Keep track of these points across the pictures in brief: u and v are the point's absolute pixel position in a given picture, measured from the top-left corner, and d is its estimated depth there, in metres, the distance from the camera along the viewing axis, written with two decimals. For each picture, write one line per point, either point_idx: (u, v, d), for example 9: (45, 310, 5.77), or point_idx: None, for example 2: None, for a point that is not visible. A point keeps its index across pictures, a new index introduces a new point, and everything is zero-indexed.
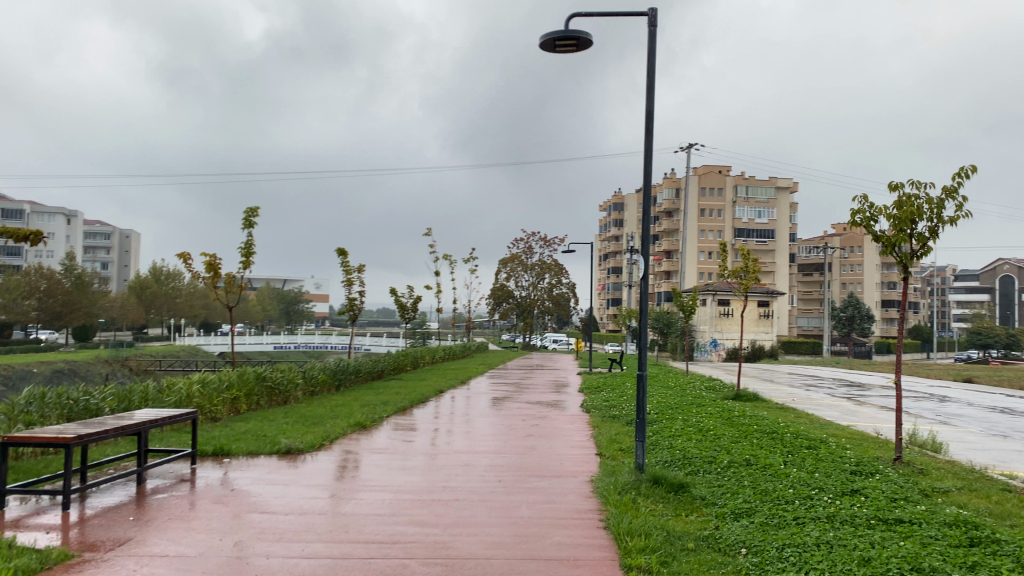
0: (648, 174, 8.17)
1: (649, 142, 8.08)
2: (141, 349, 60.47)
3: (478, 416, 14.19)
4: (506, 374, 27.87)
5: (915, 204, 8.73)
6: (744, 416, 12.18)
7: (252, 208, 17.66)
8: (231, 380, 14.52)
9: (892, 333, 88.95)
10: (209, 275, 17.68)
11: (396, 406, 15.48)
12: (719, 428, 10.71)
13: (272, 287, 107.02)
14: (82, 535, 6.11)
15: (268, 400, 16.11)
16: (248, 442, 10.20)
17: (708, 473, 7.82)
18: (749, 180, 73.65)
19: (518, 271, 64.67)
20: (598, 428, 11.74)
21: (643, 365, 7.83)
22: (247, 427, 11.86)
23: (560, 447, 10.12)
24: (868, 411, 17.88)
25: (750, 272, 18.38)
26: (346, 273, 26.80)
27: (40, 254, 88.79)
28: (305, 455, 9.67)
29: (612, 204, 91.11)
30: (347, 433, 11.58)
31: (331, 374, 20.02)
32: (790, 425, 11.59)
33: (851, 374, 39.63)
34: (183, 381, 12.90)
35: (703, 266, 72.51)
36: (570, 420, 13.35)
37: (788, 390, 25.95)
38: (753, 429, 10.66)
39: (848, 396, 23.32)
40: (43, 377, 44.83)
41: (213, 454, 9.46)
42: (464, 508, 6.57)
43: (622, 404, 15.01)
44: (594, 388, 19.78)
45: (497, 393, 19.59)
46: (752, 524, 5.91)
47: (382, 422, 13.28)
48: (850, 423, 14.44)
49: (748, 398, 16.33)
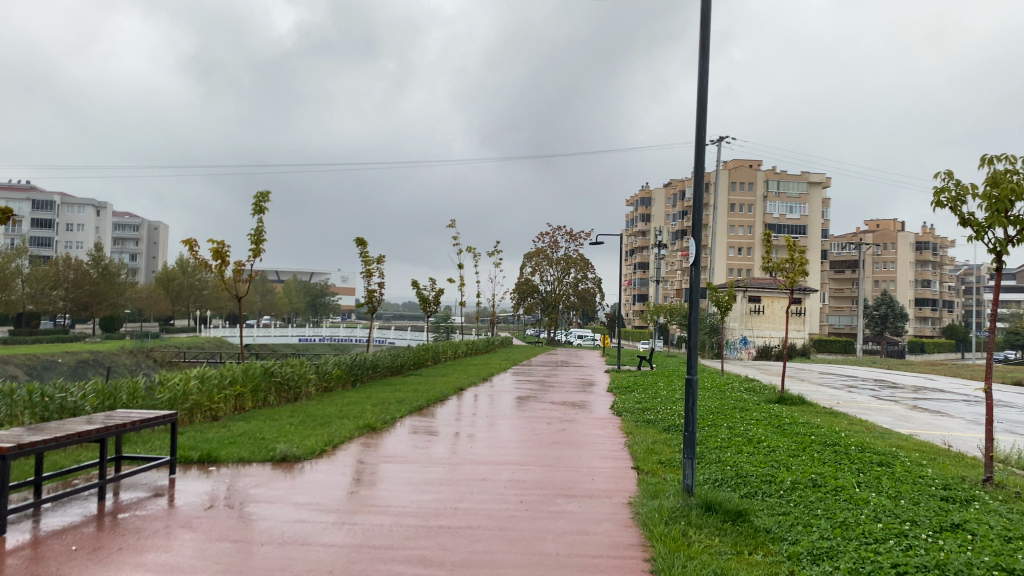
0: (701, 142, 6.84)
1: (702, 106, 6.83)
2: (166, 340, 60.07)
3: (501, 418, 12.99)
4: (530, 372, 26.62)
5: (1017, 179, 7.44)
6: (795, 424, 10.91)
7: (262, 194, 16.63)
8: (234, 375, 13.47)
9: (926, 332, 86.63)
10: (216, 265, 16.70)
11: (412, 406, 14.35)
12: (771, 438, 9.47)
13: (298, 279, 106.69)
14: (10, 566, 5.00)
15: (276, 397, 15.09)
16: (243, 448, 9.11)
17: (769, 498, 6.57)
18: (782, 174, 71.67)
19: (543, 265, 63.43)
20: (634, 436, 10.51)
21: (693, 367, 6.55)
22: (245, 429, 10.76)
23: (590, 457, 8.95)
24: (923, 417, 16.52)
25: (797, 266, 16.98)
26: (365, 264, 25.78)
27: (70, 244, 88.83)
28: (302, 463, 8.56)
29: (641, 198, 89.64)
30: (354, 437, 10.45)
31: (346, 369, 18.94)
32: (850, 435, 10.29)
33: (889, 374, 37.96)
34: (180, 375, 11.90)
35: (734, 263, 71.08)
36: (599, 425, 12.10)
37: (832, 391, 24.48)
38: (811, 440, 9.39)
39: (893, 399, 21.88)
40: (67, 368, 44.36)
41: (198, 462, 8.42)
42: (477, 541, 5.41)
43: (657, 407, 13.77)
44: (623, 389, 18.56)
45: (522, 392, 18.44)
46: (836, 571, 4.71)
47: (396, 423, 12.17)
48: (909, 431, 13.10)
49: (794, 402, 14.97)
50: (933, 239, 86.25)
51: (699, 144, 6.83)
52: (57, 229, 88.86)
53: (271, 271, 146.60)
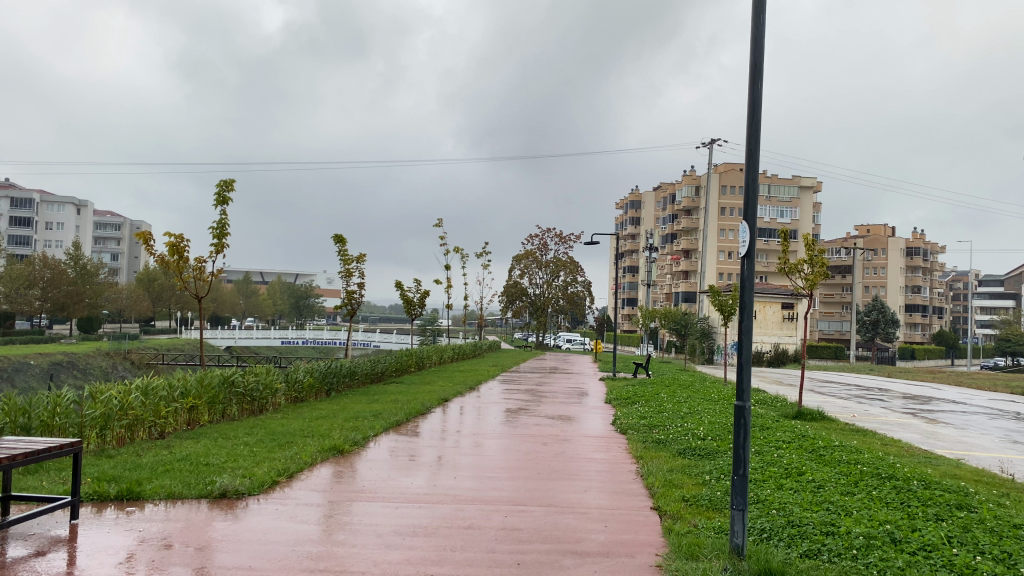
0: (755, 101, 5.36)
1: (755, 61, 5.40)
2: (145, 342, 58.03)
3: (490, 437, 11.45)
4: (521, 379, 24.95)
5: None
6: (830, 448, 9.42)
7: (227, 181, 14.96)
8: (188, 386, 11.85)
9: (916, 338, 85.94)
10: (172, 261, 15.05)
11: (390, 420, 12.83)
12: (813, 469, 7.90)
13: (283, 281, 104.30)
14: None
15: (238, 409, 13.44)
16: (180, 479, 7.50)
17: (841, 561, 5.05)
18: (772, 178, 70.39)
19: (532, 268, 61.95)
20: (644, 462, 9.01)
21: (744, 392, 5.05)
22: (188, 451, 9.15)
23: (595, 493, 7.43)
24: (952, 434, 15.14)
25: (817, 268, 15.50)
26: (344, 263, 24.18)
27: (48, 243, 86.25)
28: (246, 501, 6.95)
29: (630, 202, 88.77)
30: (316, 462, 8.89)
31: (320, 377, 17.33)
32: (900, 464, 8.72)
33: (888, 382, 36.64)
34: (119, 386, 10.30)
35: (723, 267, 69.99)
36: (602, 447, 10.55)
37: (841, 401, 22.89)
38: (864, 472, 7.77)
39: (907, 411, 20.58)
40: (40, 371, 42.28)
41: (115, 499, 6.81)
42: None
43: (667, 423, 12.25)
44: (622, 399, 17.14)
45: (513, 403, 16.91)
46: None
47: (368, 444, 10.57)
48: (949, 452, 11.64)
49: (815, 418, 13.50)
50: (921, 245, 85.61)
51: (753, 108, 5.33)
52: (36, 227, 86.46)
53: (257, 274, 144.81)
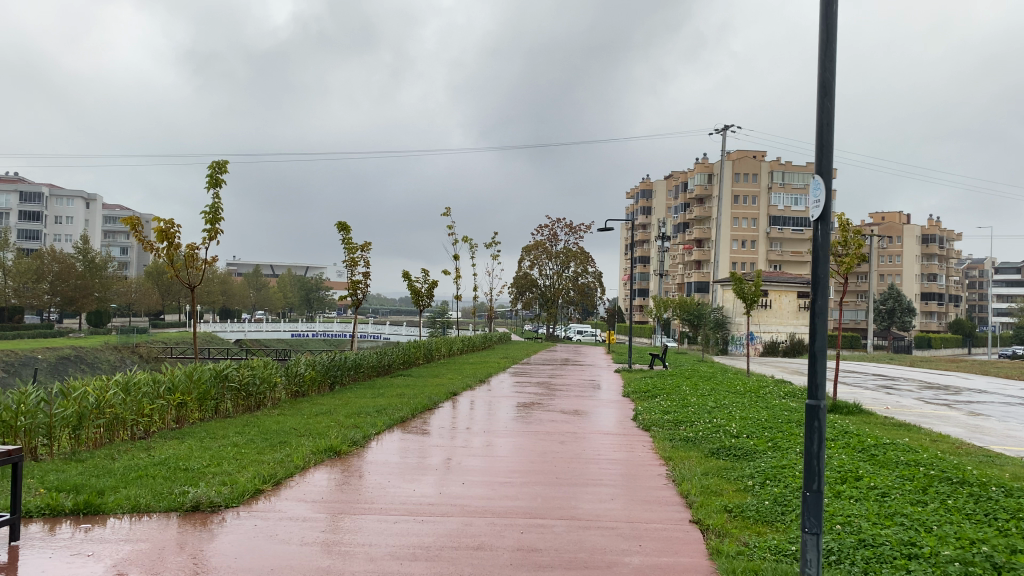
0: (829, 32, 4.42)
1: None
2: (154, 335, 57.20)
3: (502, 435, 10.52)
4: (531, 372, 23.84)
5: None
6: (883, 447, 8.40)
7: (219, 162, 14.06)
8: (175, 380, 10.94)
9: (933, 327, 84.92)
10: (162, 248, 14.18)
11: (394, 416, 11.93)
12: (872, 473, 6.91)
13: (293, 274, 103.59)
14: None
15: (232, 404, 12.55)
16: (150, 489, 6.58)
17: None
18: (787, 166, 68.91)
19: (542, 258, 60.93)
20: (674, 464, 8.08)
21: (820, 388, 4.13)
22: (169, 454, 8.24)
23: (620, 502, 6.47)
24: (994, 427, 14.17)
25: (851, 250, 14.47)
26: (349, 252, 23.27)
27: (58, 237, 85.85)
28: (222, 514, 6.04)
29: (641, 191, 87.70)
30: (309, 466, 7.99)
31: (322, 370, 16.42)
32: (965, 465, 7.67)
33: (911, 371, 35.51)
34: (96, 381, 9.42)
35: (736, 256, 68.84)
36: (624, 446, 9.62)
37: (870, 393, 21.67)
38: (929, 477, 6.77)
39: (940, 403, 19.56)
40: (47, 366, 41.55)
41: (72, 513, 5.91)
42: None
43: (694, 419, 11.25)
44: (641, 393, 16.18)
45: (525, 397, 15.96)
46: None
47: (370, 443, 9.64)
48: (1003, 449, 10.61)
49: (852, 412, 12.52)
50: (937, 232, 84.19)
51: (826, 42, 4.39)
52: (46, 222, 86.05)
53: (266, 265, 144.58)
